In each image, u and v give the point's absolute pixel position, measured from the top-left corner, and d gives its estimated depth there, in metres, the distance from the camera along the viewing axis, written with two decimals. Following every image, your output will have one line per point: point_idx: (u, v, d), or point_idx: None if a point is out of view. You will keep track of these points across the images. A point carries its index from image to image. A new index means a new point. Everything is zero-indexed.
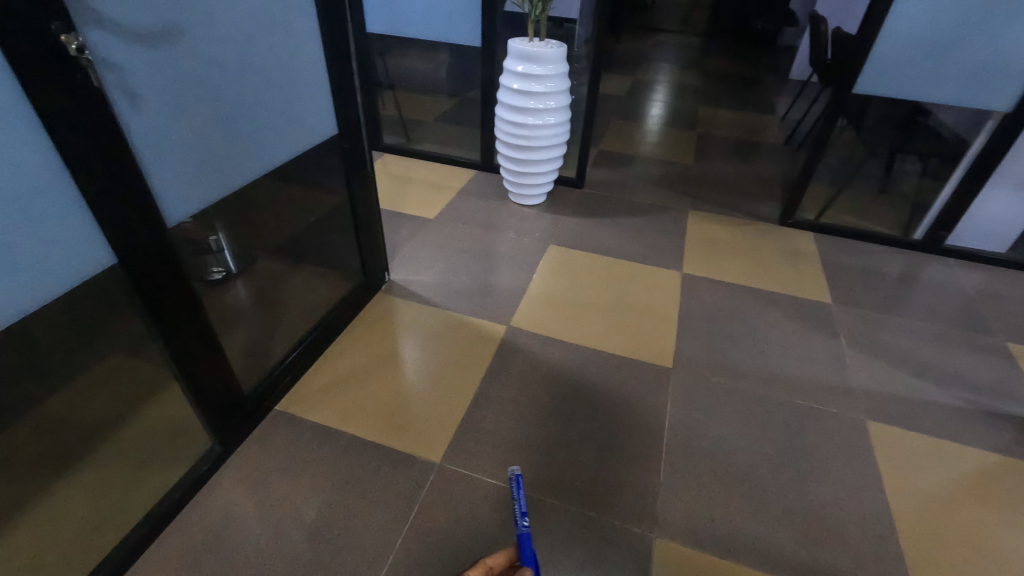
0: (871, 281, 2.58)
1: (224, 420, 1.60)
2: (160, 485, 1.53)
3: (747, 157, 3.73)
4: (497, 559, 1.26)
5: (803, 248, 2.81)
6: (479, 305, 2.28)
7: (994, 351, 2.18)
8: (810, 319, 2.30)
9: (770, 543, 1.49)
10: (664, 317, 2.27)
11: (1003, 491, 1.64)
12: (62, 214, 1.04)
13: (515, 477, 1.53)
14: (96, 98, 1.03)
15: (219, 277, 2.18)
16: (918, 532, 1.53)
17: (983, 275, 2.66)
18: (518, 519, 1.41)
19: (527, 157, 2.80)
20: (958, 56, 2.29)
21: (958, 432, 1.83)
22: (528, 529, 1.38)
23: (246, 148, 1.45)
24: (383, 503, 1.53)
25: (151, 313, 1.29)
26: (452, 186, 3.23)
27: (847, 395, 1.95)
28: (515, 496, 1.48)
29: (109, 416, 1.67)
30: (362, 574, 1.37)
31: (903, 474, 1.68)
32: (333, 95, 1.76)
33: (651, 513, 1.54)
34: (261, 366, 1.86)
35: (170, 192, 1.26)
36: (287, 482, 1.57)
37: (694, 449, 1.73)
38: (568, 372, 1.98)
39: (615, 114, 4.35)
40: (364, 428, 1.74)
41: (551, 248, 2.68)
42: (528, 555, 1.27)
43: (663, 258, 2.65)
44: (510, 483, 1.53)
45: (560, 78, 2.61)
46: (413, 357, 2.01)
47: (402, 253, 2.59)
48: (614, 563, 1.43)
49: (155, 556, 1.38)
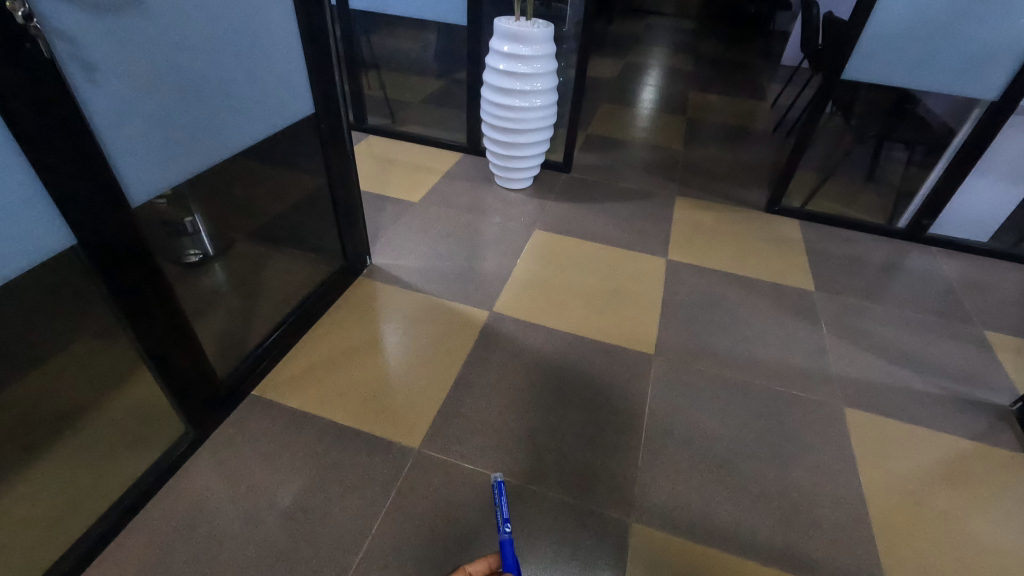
0: (855, 269, 2.59)
1: (198, 406, 1.57)
2: (132, 471, 1.51)
3: (737, 144, 3.71)
4: (477, 566, 1.18)
5: (789, 235, 2.81)
6: (463, 290, 2.26)
7: (971, 339, 2.20)
8: (793, 306, 2.31)
9: (746, 527, 1.50)
10: (649, 304, 2.26)
11: (974, 476, 1.67)
12: (20, 196, 1.02)
13: (498, 483, 1.45)
14: (46, 69, 0.98)
15: (196, 261, 2.13)
16: (891, 516, 1.56)
17: (965, 263, 2.68)
18: (500, 525, 1.30)
19: (514, 141, 2.76)
20: (947, 44, 2.27)
21: (934, 419, 1.85)
22: (510, 535, 1.27)
23: (215, 126, 1.40)
24: (361, 489, 1.52)
25: (115, 296, 1.26)
26: (438, 169, 3.17)
27: (827, 382, 1.96)
28: (497, 503, 1.39)
29: (79, 401, 1.64)
30: (339, 559, 1.37)
31: (878, 459, 1.71)
32: (309, 74, 1.70)
33: (629, 499, 1.55)
34: (237, 350, 1.83)
35: (133, 170, 1.21)
36: (263, 468, 1.55)
37: (674, 435, 1.73)
38: (550, 358, 1.97)
39: (605, 98, 4.29)
40: (343, 414, 1.72)
41: (537, 233, 2.66)
42: (510, 562, 1.19)
43: (649, 244, 2.64)
44: (492, 489, 1.44)
45: (547, 59, 2.55)
46: (394, 342, 1.99)
47: (385, 237, 2.55)
48: (591, 548, 1.44)
49: (127, 541, 1.37)
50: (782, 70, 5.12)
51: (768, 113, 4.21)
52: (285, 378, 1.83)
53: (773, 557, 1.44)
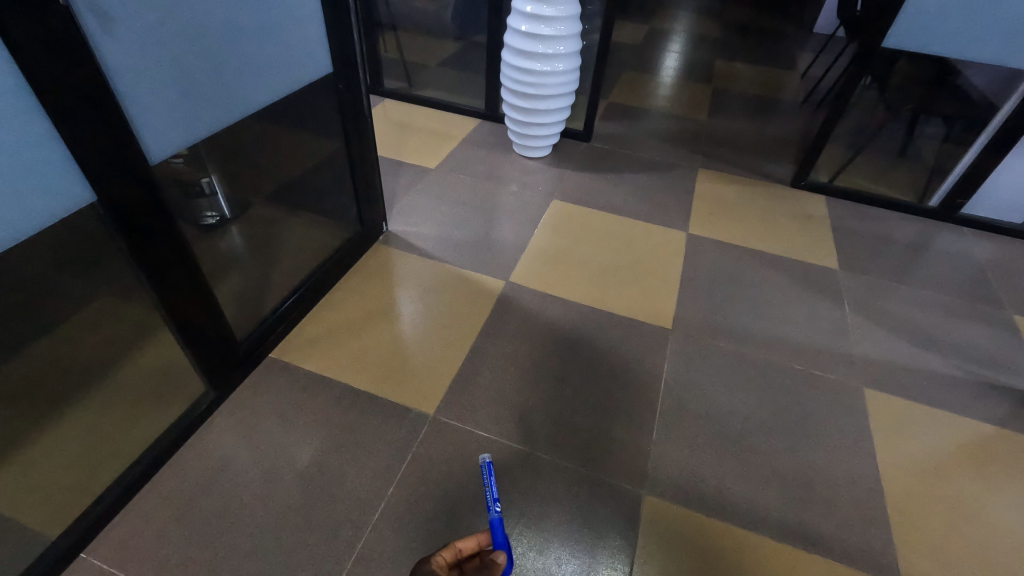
0: (881, 248, 2.52)
1: (217, 366, 1.59)
2: (153, 428, 1.54)
3: (764, 116, 3.58)
4: (468, 543, 1.09)
5: (814, 211, 2.73)
6: (479, 259, 2.24)
7: (999, 323, 2.14)
8: (815, 284, 2.26)
9: (758, 503, 1.50)
10: (667, 278, 2.22)
11: (994, 461, 1.65)
12: (48, 156, 1.02)
13: (487, 463, 1.30)
14: (63, 20, 0.95)
15: (213, 223, 2.12)
16: (906, 497, 1.55)
17: (996, 245, 2.59)
18: (489, 504, 1.19)
19: (533, 107, 2.69)
20: (999, 11, 2.13)
21: (956, 402, 1.82)
22: (500, 515, 1.18)
23: (233, 82, 1.37)
24: (376, 453, 1.54)
25: (135, 255, 1.26)
26: (455, 135, 3.11)
27: (847, 362, 1.93)
28: (486, 482, 1.26)
29: (102, 358, 1.66)
30: (354, 520, 1.40)
31: (895, 440, 1.69)
32: (328, 31, 1.65)
33: (642, 471, 1.55)
34: (256, 313, 1.84)
35: (151, 126, 1.19)
36: (282, 428, 1.58)
37: (688, 409, 1.72)
38: (566, 329, 1.96)
39: (628, 65, 4.15)
40: (359, 379, 1.73)
41: (555, 203, 2.61)
42: (501, 539, 1.11)
43: (668, 217, 2.58)
44: (481, 469, 1.30)
45: (571, 21, 2.44)
46: (409, 310, 1.98)
47: (401, 203, 2.52)
48: (603, 518, 1.45)
49: (151, 494, 1.41)
50: (815, 38, 4.89)
51: (798, 84, 4.04)
52: (301, 342, 1.84)
53: (783, 534, 1.44)
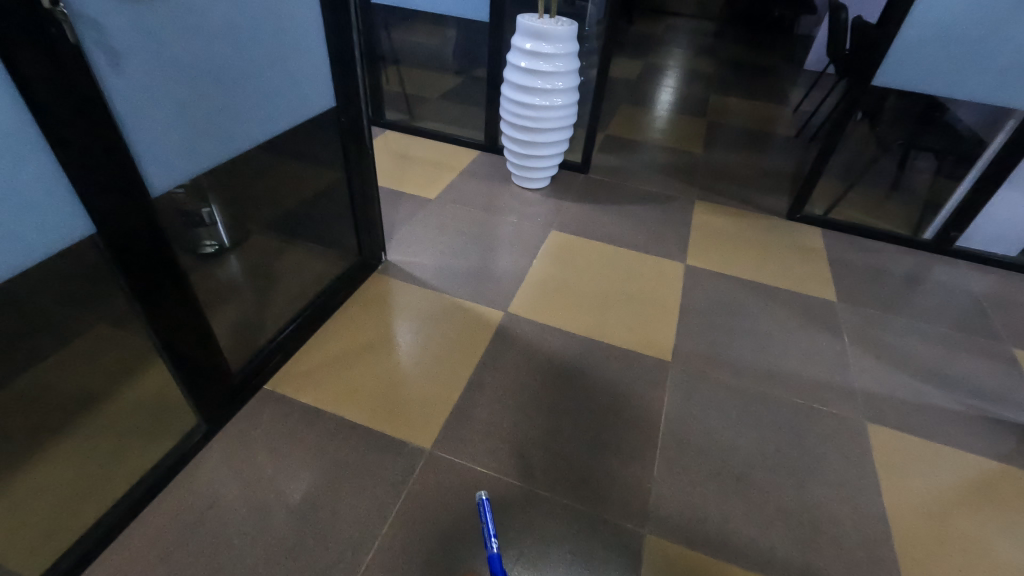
0: (878, 280, 2.53)
1: (210, 398, 1.56)
2: (141, 464, 1.50)
3: (758, 149, 3.64)
4: None
5: (810, 243, 2.75)
6: (478, 290, 2.23)
7: (999, 357, 2.13)
8: (813, 316, 2.26)
9: (762, 542, 1.46)
10: (666, 310, 2.22)
11: (1000, 499, 1.62)
12: (53, 192, 1.03)
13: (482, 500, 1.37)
14: (72, 56, 0.97)
15: (212, 251, 2.14)
16: (914, 537, 1.51)
17: (992, 278, 2.61)
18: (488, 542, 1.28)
19: (532, 140, 2.73)
20: (983, 52, 2.20)
21: (960, 438, 1.79)
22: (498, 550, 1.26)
23: (239, 117, 1.39)
24: (371, 489, 1.50)
25: (132, 286, 1.25)
26: (454, 166, 3.15)
27: (848, 396, 1.91)
28: (483, 520, 1.33)
29: (92, 390, 1.63)
30: (347, 560, 1.35)
31: (900, 477, 1.66)
32: (332, 66, 1.69)
33: (643, 509, 1.52)
34: (251, 343, 1.82)
35: (154, 159, 1.20)
36: (275, 463, 1.54)
37: (689, 445, 1.70)
38: (564, 362, 1.94)
39: (624, 99, 4.25)
40: (354, 412, 1.70)
41: (553, 234, 2.62)
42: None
43: (666, 248, 2.60)
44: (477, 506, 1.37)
45: (569, 57, 2.51)
46: (406, 340, 1.96)
47: (400, 233, 2.53)
48: (603, 559, 1.40)
49: (136, 533, 1.36)
50: (805, 75, 5.03)
51: (790, 119, 4.13)
52: (297, 373, 1.81)
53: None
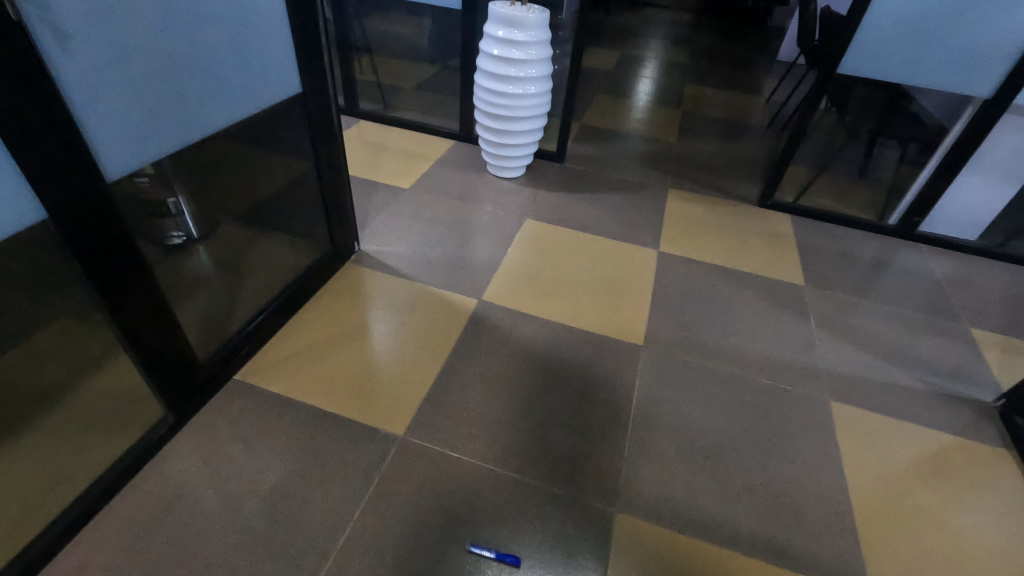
0: (845, 264, 2.59)
1: (176, 389, 1.54)
2: (105, 457, 1.47)
3: (731, 138, 3.69)
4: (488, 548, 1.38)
5: (780, 229, 2.81)
6: (452, 279, 2.23)
7: (957, 336, 2.21)
8: (781, 300, 2.31)
9: (728, 517, 1.50)
10: (639, 296, 2.25)
11: (956, 471, 1.68)
12: (4, 182, 1.01)
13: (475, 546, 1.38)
14: (16, 36, 0.94)
15: (180, 242, 2.10)
16: (873, 510, 1.56)
17: (953, 261, 2.70)
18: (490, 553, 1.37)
19: (506, 129, 2.73)
20: (943, 40, 2.26)
21: (919, 414, 1.86)
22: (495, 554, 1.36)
23: (199, 102, 1.37)
24: (343, 476, 1.50)
25: (89, 274, 1.22)
26: (430, 156, 3.13)
27: (814, 376, 1.96)
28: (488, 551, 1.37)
29: (55, 382, 1.60)
30: (318, 546, 1.35)
31: (861, 452, 1.71)
32: (297, 51, 1.66)
33: (615, 489, 1.54)
34: (220, 334, 1.80)
35: (108, 143, 1.17)
36: (244, 453, 1.53)
37: (659, 425, 1.73)
38: (538, 348, 1.95)
39: (601, 89, 4.26)
40: (326, 400, 1.70)
41: (528, 222, 2.63)
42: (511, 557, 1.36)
43: (640, 235, 2.62)
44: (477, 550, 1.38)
45: (542, 45, 2.51)
46: (380, 329, 1.96)
47: (373, 223, 2.51)
48: (574, 537, 1.43)
49: (101, 525, 1.34)
50: (778, 65, 5.11)
51: (763, 109, 4.19)
52: (268, 363, 1.80)
53: (755, 548, 1.44)
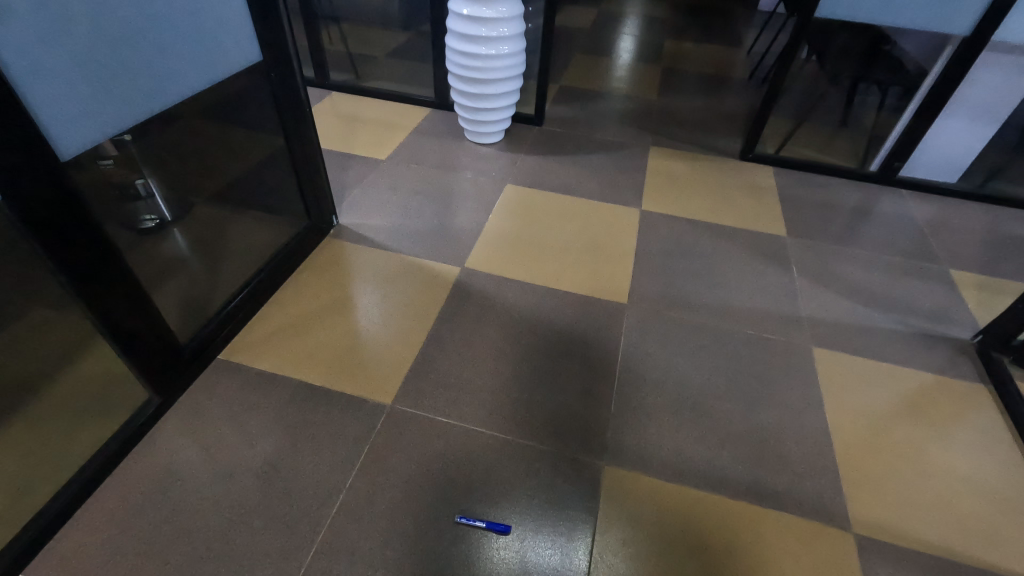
0: (827, 213, 2.60)
1: (158, 371, 1.53)
2: (93, 441, 1.47)
3: (712, 92, 3.64)
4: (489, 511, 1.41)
5: (762, 182, 2.80)
6: (434, 248, 2.21)
7: (937, 278, 2.24)
8: (764, 251, 2.32)
9: (715, 464, 1.54)
10: (622, 255, 2.25)
11: (935, 408, 1.73)
12: None
13: (465, 518, 1.38)
14: None
15: (152, 226, 2.03)
16: (854, 448, 1.60)
17: (933, 205, 2.71)
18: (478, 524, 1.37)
19: (481, 93, 2.66)
20: None
21: (899, 355, 1.90)
22: (484, 523, 1.37)
23: (150, 73, 1.32)
24: (334, 446, 1.52)
25: (54, 258, 1.19)
26: (406, 125, 3.06)
27: (796, 324, 1.98)
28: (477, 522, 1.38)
29: (36, 371, 1.59)
30: (312, 514, 1.37)
31: (842, 394, 1.75)
32: (254, 17, 1.59)
33: (602, 443, 1.57)
34: (201, 315, 1.78)
35: (56, 120, 1.13)
36: (233, 429, 1.54)
37: (645, 380, 1.75)
38: (523, 312, 1.95)
39: (579, 48, 4.16)
40: (313, 374, 1.70)
41: (509, 188, 2.60)
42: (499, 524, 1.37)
43: (622, 195, 2.61)
44: (466, 523, 1.38)
45: (512, 2, 2.42)
46: (364, 301, 1.95)
47: (351, 196, 2.47)
48: (564, 491, 1.46)
49: (94, 507, 1.35)
50: (760, 15, 5.00)
51: (745, 61, 4.12)
52: (251, 341, 1.79)
53: (740, 491, 1.48)
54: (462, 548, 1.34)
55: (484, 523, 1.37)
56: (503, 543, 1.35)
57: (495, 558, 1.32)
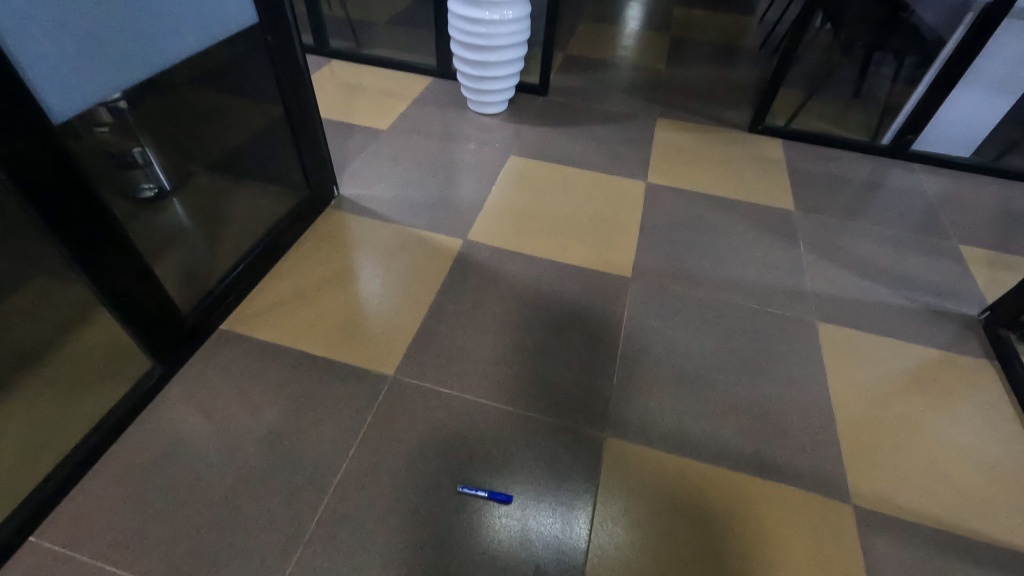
0: (836, 187, 2.55)
1: (160, 340, 1.52)
2: (98, 409, 1.48)
3: (722, 62, 3.54)
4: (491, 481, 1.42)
5: (771, 155, 2.74)
6: (436, 220, 2.18)
7: (946, 254, 2.20)
8: (770, 226, 2.28)
9: (717, 437, 1.54)
10: (627, 228, 2.21)
11: (939, 383, 1.72)
12: None
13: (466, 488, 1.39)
14: None
15: (151, 195, 2.00)
16: (856, 423, 1.60)
17: (946, 179, 2.65)
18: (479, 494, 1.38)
19: (484, 60, 2.59)
20: None
21: (904, 330, 1.88)
22: (484, 493, 1.38)
23: (143, 34, 1.27)
24: (336, 416, 1.52)
25: (52, 227, 1.17)
26: (407, 95, 2.99)
27: (802, 299, 1.96)
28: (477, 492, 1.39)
29: (40, 340, 1.59)
30: (315, 482, 1.39)
31: (846, 368, 1.74)
32: None
33: (604, 415, 1.57)
34: (202, 285, 1.77)
35: (48, 83, 1.10)
36: (237, 399, 1.54)
37: (648, 354, 1.74)
38: (525, 285, 1.94)
39: (586, 16, 4.03)
40: (315, 345, 1.70)
41: (512, 159, 2.55)
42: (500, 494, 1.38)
43: (628, 167, 2.56)
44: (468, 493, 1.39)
45: None
46: (365, 273, 1.93)
47: (352, 166, 2.43)
48: (565, 462, 1.47)
49: (101, 473, 1.37)
50: None
51: (756, 29, 3.99)
52: (253, 311, 1.78)
53: (741, 463, 1.49)
54: (463, 517, 1.35)
55: (484, 493, 1.38)
56: (505, 512, 1.36)
57: (496, 526, 1.34)
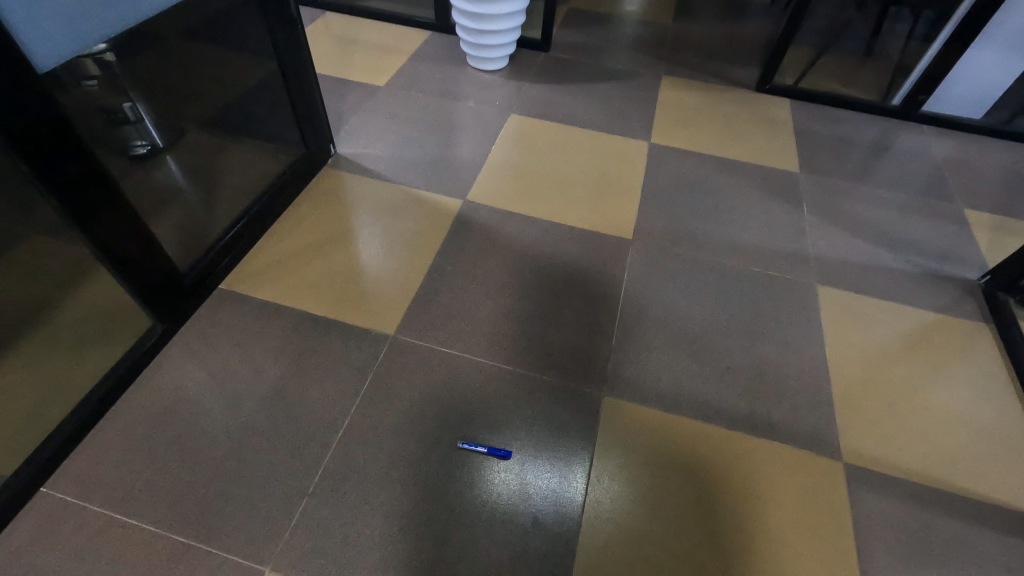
0: (843, 149, 2.50)
1: (160, 299, 1.52)
2: (101, 366, 1.49)
3: (730, 17, 3.41)
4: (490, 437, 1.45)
5: (778, 115, 2.68)
6: (435, 179, 2.15)
7: (950, 217, 2.18)
8: (774, 188, 2.25)
9: (712, 397, 1.57)
10: (628, 189, 2.18)
11: (935, 346, 1.74)
12: None
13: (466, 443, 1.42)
14: None
15: (144, 152, 1.95)
16: (851, 384, 1.62)
17: (955, 141, 2.60)
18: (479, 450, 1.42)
19: (485, 12, 2.48)
20: None
21: (904, 294, 1.88)
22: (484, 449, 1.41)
23: None
24: (337, 374, 1.54)
25: (46, 183, 1.15)
26: (404, 49, 2.89)
27: (803, 262, 1.96)
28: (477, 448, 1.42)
29: (39, 298, 1.59)
30: (318, 437, 1.41)
31: (844, 331, 1.75)
32: None
33: (602, 375, 1.59)
34: (199, 244, 1.76)
35: (32, 32, 1.06)
36: (238, 357, 1.55)
37: (647, 316, 1.75)
38: (526, 246, 1.92)
39: None
40: (314, 305, 1.70)
41: (513, 118, 2.49)
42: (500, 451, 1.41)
43: (631, 127, 2.50)
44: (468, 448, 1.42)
45: None
46: (364, 233, 1.92)
47: (349, 124, 2.37)
48: (563, 419, 1.50)
49: (107, 427, 1.39)
50: None
51: None
52: (252, 271, 1.78)
53: (736, 422, 1.52)
54: (463, 472, 1.38)
55: (484, 449, 1.41)
56: (504, 467, 1.40)
57: (495, 480, 1.37)
